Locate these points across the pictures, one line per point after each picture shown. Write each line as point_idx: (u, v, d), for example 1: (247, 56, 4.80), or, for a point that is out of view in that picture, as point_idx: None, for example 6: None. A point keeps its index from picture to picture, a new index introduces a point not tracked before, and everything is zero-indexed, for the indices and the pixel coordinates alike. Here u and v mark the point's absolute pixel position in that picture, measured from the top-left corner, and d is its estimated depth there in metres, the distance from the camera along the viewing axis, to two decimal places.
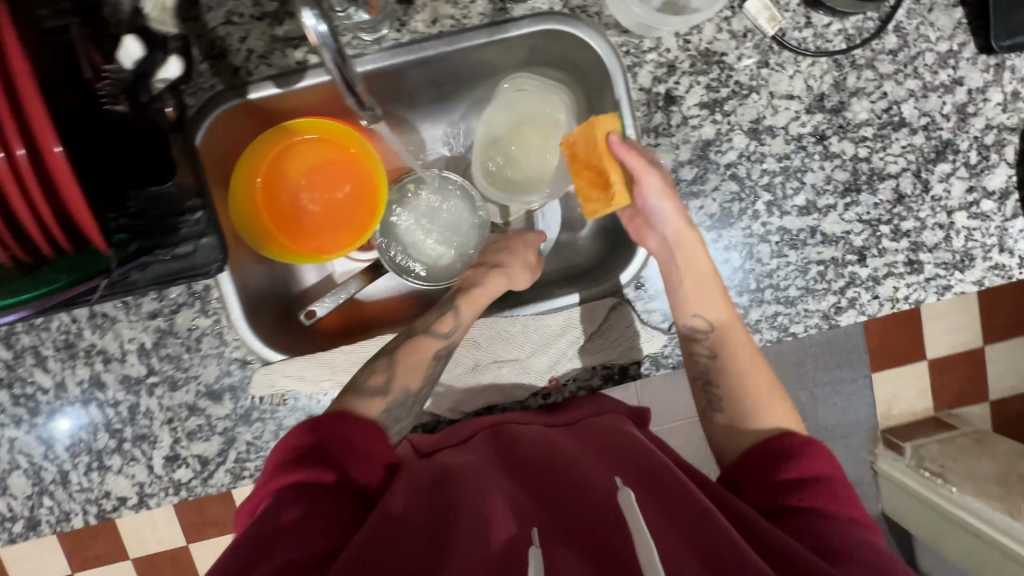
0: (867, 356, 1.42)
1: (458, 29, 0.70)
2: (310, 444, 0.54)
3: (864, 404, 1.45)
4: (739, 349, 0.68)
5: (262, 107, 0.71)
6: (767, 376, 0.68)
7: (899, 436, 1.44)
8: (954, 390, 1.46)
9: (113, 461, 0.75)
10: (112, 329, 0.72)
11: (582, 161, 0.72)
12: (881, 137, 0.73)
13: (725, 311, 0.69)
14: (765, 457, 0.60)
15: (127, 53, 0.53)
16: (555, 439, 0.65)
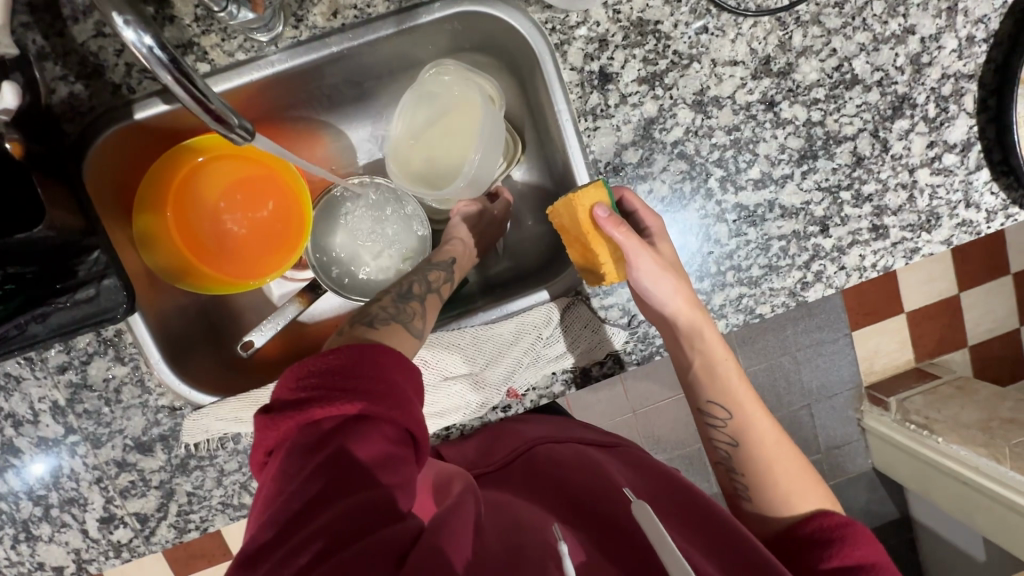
0: (846, 314, 1.40)
1: (363, 20, 0.63)
2: (347, 365, 0.48)
3: (846, 362, 1.43)
4: (761, 435, 0.66)
5: (153, 126, 0.64)
6: (798, 465, 0.66)
7: (883, 391, 1.42)
8: (934, 340, 1.45)
9: (42, 530, 0.68)
10: (19, 389, 0.65)
11: (572, 235, 0.66)
12: (834, 98, 0.68)
13: (742, 400, 0.67)
14: (808, 545, 0.59)
15: None
16: (597, 458, 0.67)
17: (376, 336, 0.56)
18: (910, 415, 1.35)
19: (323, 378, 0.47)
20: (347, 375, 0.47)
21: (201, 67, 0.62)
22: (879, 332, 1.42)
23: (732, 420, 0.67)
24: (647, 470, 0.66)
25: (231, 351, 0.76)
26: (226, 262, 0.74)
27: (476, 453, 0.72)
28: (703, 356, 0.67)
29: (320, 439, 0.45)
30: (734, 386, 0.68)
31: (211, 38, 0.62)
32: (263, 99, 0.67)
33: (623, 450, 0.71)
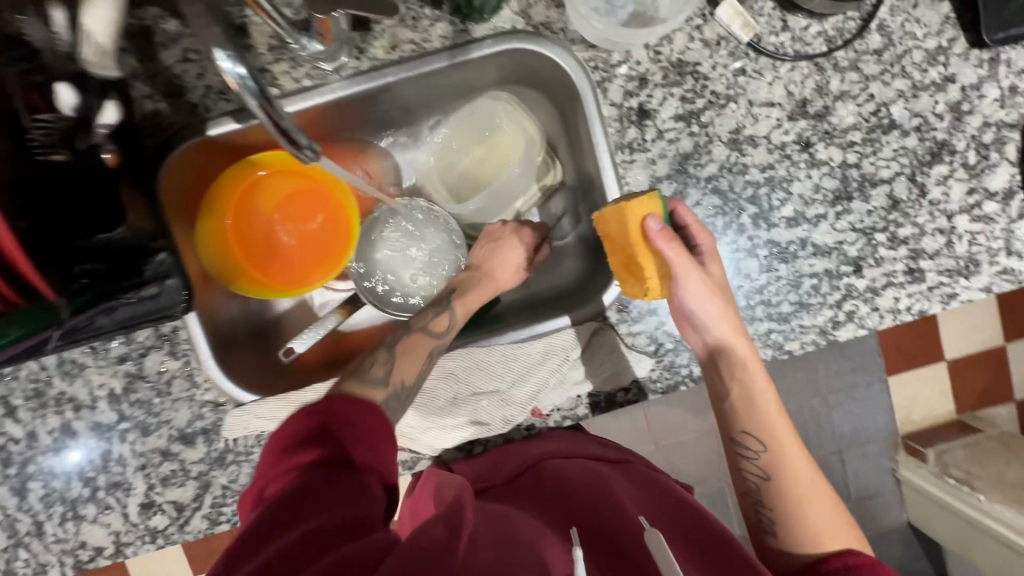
0: (880, 359, 1.36)
1: (419, 53, 0.68)
2: (325, 438, 0.49)
3: (881, 410, 1.37)
4: (795, 473, 0.66)
5: (224, 143, 0.70)
6: (829, 504, 0.66)
7: (920, 442, 1.36)
8: (976, 392, 1.39)
9: (88, 510, 0.73)
10: (82, 375, 0.70)
11: (616, 248, 0.66)
12: (870, 141, 0.69)
13: (779, 432, 0.67)
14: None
15: (64, 100, 0.53)
16: (611, 479, 0.66)
17: (396, 346, 0.65)
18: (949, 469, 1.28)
19: (304, 431, 0.49)
20: (332, 435, 0.49)
21: (270, 91, 0.68)
22: (918, 381, 1.37)
23: (765, 455, 0.67)
24: (663, 495, 0.65)
25: (273, 355, 0.80)
26: (282, 272, 0.79)
27: (488, 468, 0.72)
28: (741, 387, 0.67)
29: (290, 488, 0.46)
30: (773, 414, 0.68)
31: (281, 66, 0.67)
32: (325, 119, 0.73)
33: (639, 470, 0.70)
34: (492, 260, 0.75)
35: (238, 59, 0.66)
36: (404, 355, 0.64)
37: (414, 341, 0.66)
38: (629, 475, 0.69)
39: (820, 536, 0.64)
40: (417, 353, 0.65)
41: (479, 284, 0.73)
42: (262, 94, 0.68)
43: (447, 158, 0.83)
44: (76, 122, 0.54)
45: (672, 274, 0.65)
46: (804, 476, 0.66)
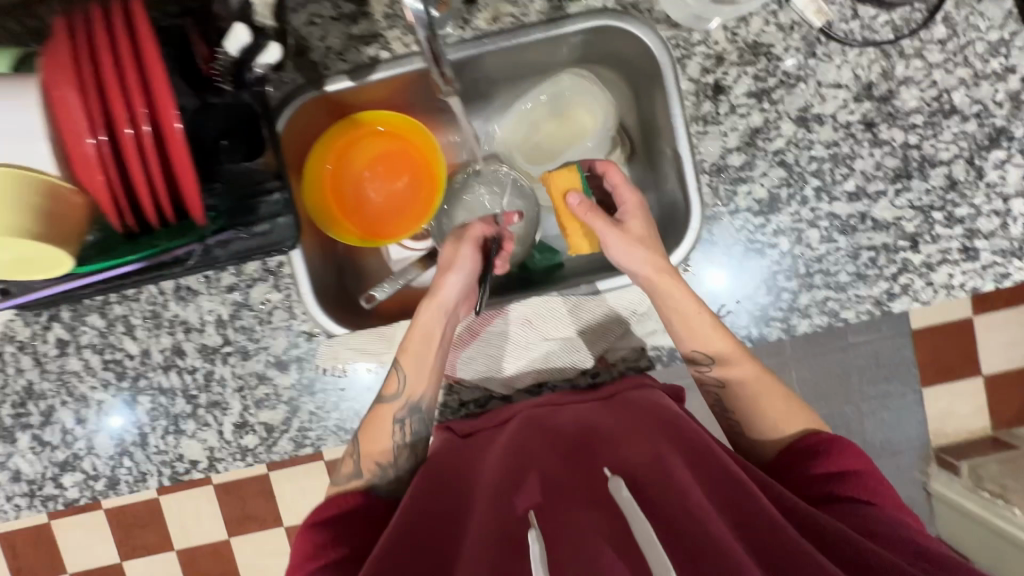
0: (915, 369, 1.36)
1: (518, 25, 0.76)
2: (343, 534, 0.67)
3: (914, 422, 1.37)
4: (748, 376, 0.74)
5: (336, 99, 0.78)
6: (779, 390, 0.74)
7: (953, 455, 1.36)
8: (1014, 406, 1.39)
9: (188, 426, 0.80)
10: (194, 301, 0.78)
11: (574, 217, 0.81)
12: (931, 124, 0.74)
13: (724, 343, 0.73)
14: (794, 458, 0.69)
15: (235, 39, 0.59)
16: (602, 424, 0.72)
17: (365, 430, 0.74)
18: (983, 482, 1.28)
19: (341, 533, 0.66)
20: (342, 538, 0.66)
21: (382, 55, 0.76)
22: (951, 393, 1.37)
23: (716, 365, 0.74)
24: (657, 422, 0.69)
25: (354, 298, 0.87)
26: (366, 220, 0.87)
27: (483, 418, 0.79)
28: (681, 313, 0.73)
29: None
30: (705, 325, 0.72)
31: (393, 32, 0.75)
32: (414, 90, 0.81)
33: (630, 397, 0.75)
34: (443, 286, 0.75)
35: (356, 24, 0.75)
36: (369, 434, 0.74)
37: (380, 411, 0.74)
38: (619, 409, 0.74)
39: (784, 426, 0.73)
40: (382, 424, 0.74)
41: (421, 329, 0.75)
42: (374, 56, 0.76)
43: (533, 129, 0.90)
44: (235, 66, 0.63)
45: (600, 240, 0.75)
46: (752, 373, 0.74)
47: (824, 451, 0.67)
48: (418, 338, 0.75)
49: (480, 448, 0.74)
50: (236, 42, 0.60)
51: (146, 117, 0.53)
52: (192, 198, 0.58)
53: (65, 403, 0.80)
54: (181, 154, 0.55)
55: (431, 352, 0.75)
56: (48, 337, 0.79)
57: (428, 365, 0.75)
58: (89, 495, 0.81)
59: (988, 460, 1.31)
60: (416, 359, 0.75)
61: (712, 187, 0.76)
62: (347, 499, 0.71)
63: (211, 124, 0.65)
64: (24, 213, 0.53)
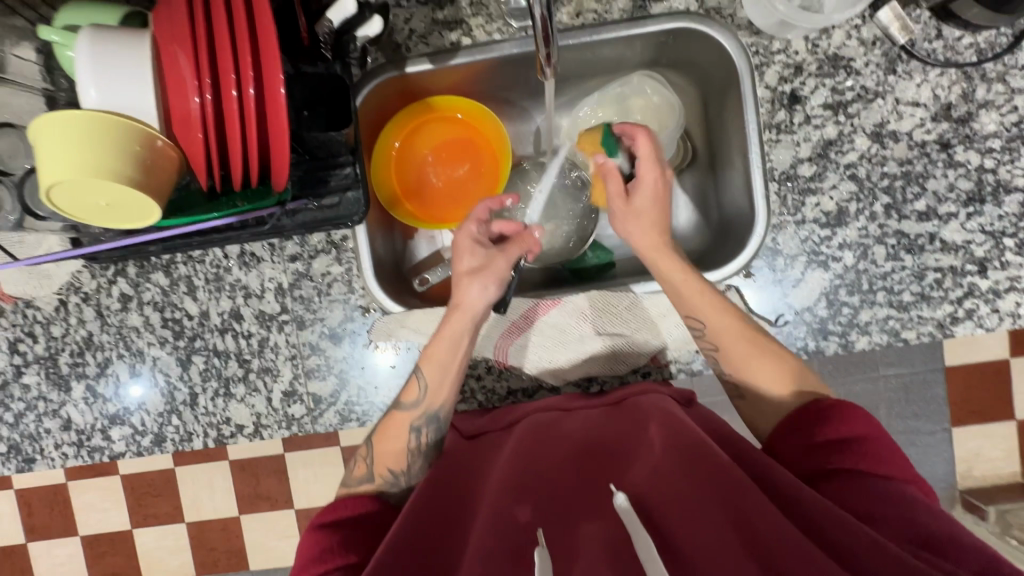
0: (948, 407, 1.29)
1: (599, 22, 0.77)
2: (351, 539, 0.65)
3: (942, 460, 1.30)
4: (737, 340, 0.73)
5: (413, 81, 0.80)
6: (770, 348, 0.73)
7: (979, 498, 1.28)
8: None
9: (237, 390, 0.81)
10: (257, 267, 0.79)
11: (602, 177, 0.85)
12: (1009, 149, 0.74)
13: (714, 308, 0.72)
14: (803, 422, 0.67)
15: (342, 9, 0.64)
16: (607, 434, 0.72)
17: (377, 433, 0.74)
18: (1011, 530, 1.21)
19: (351, 538, 0.66)
20: (352, 543, 0.65)
21: (464, 41, 0.77)
22: (985, 434, 1.30)
23: (707, 329, 0.73)
24: (658, 425, 0.68)
25: (407, 279, 0.88)
26: (425, 202, 0.87)
27: (489, 417, 0.79)
28: (671, 285, 0.74)
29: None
30: (699, 288, 0.73)
31: (477, 19, 0.77)
32: (485, 76, 0.82)
33: (636, 402, 0.74)
34: (465, 294, 0.75)
35: (442, 10, 0.76)
36: (384, 438, 0.74)
37: (394, 419, 0.74)
38: (625, 416, 0.73)
39: (782, 385, 0.71)
40: (396, 433, 0.74)
41: (447, 337, 0.74)
42: (456, 41, 0.77)
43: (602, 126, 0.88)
44: (335, 38, 0.67)
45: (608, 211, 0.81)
46: (743, 337, 0.73)
47: (825, 417, 0.65)
48: (446, 343, 0.74)
49: (486, 452, 0.76)
50: (340, 14, 0.64)
51: (252, 79, 0.55)
52: (280, 163, 0.60)
53: (122, 356, 0.82)
54: (279, 118, 0.56)
55: (455, 358, 0.74)
56: (112, 291, 0.81)
57: (449, 373, 0.74)
58: (134, 450, 0.82)
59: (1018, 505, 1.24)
60: (440, 369, 0.74)
61: (779, 196, 0.76)
62: (356, 505, 0.70)
63: (295, 96, 0.67)
64: (124, 160, 0.55)
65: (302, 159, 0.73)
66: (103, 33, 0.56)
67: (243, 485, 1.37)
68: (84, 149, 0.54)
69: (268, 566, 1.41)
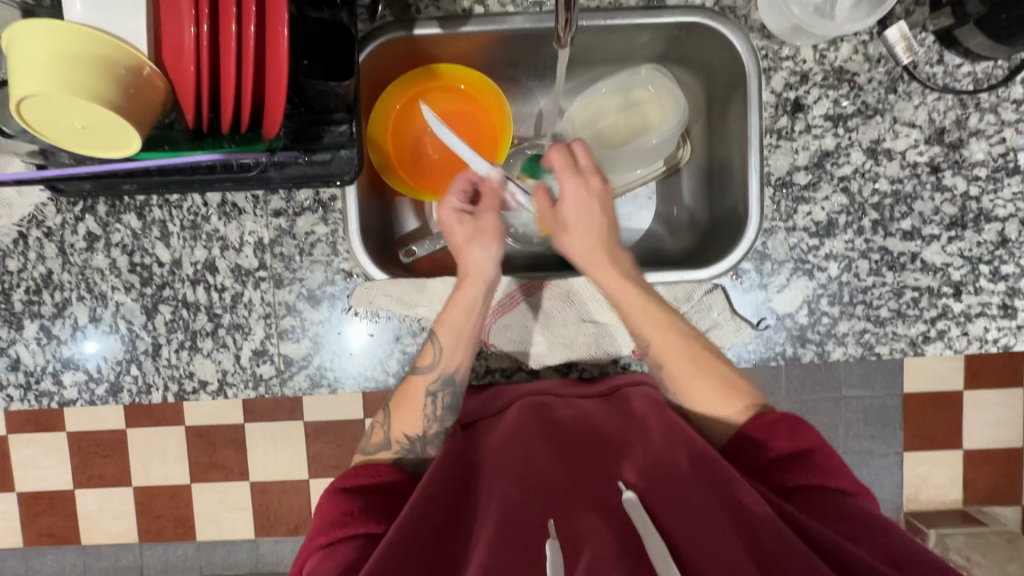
0: (902, 431, 1.33)
1: (614, 6, 0.76)
2: (374, 506, 0.66)
3: (890, 481, 1.34)
4: (683, 354, 0.72)
5: (420, 44, 0.77)
6: (720, 375, 0.72)
7: (923, 521, 1.32)
8: (988, 486, 1.35)
9: (205, 344, 0.77)
10: (237, 219, 0.76)
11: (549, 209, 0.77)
12: (994, 179, 0.76)
13: (658, 324, 0.72)
14: (783, 441, 0.68)
15: None
16: (602, 424, 0.72)
17: (395, 400, 0.73)
18: (949, 552, 1.25)
19: (373, 503, 0.66)
20: (374, 509, 0.65)
21: (476, 9, 0.75)
22: (932, 460, 1.34)
23: (650, 348, 0.73)
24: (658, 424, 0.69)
25: (392, 249, 0.85)
26: (424, 176, 0.86)
27: (481, 402, 0.77)
28: (610, 295, 0.73)
29: (357, 549, 0.61)
30: (653, 315, 0.72)
31: None
32: (492, 49, 0.80)
33: (633, 395, 0.74)
34: (481, 263, 0.73)
35: None
36: (400, 410, 0.73)
37: (412, 384, 0.72)
38: (618, 409, 0.74)
39: (729, 408, 0.72)
40: (414, 399, 0.72)
41: (463, 304, 0.73)
42: (468, 9, 0.75)
43: (604, 113, 0.87)
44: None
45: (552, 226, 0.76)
46: (687, 357, 0.72)
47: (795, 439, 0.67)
48: (461, 310, 0.73)
49: (483, 437, 0.74)
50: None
51: (255, 17, 0.52)
52: (275, 110, 0.57)
53: (82, 298, 0.77)
54: (279, 60, 0.54)
55: (470, 324, 0.73)
56: (78, 228, 0.76)
57: (464, 339, 0.73)
58: (86, 398, 0.78)
59: (957, 530, 1.28)
60: (454, 333, 0.72)
61: (774, 201, 0.77)
62: (380, 472, 0.70)
63: (295, 41, 0.64)
64: (90, 69, 0.51)
65: (296, 110, 0.70)
66: None
67: (196, 452, 1.32)
68: (60, 61, 0.50)
69: (212, 538, 1.35)
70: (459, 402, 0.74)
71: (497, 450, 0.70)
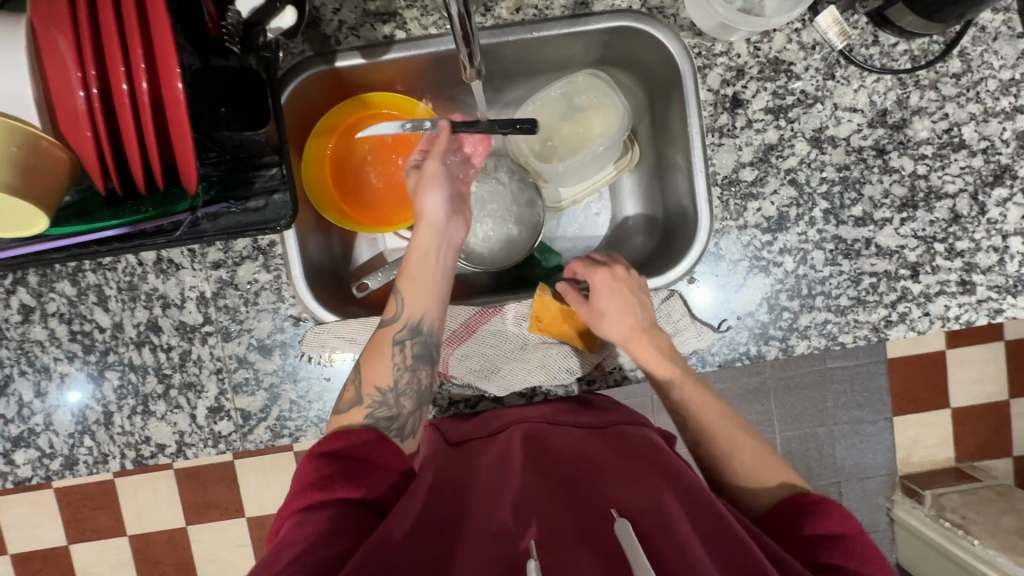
0: (890, 397, 1.33)
1: (540, 18, 0.74)
2: (351, 470, 0.60)
3: (883, 447, 1.33)
4: (725, 429, 0.72)
5: (345, 75, 0.75)
6: (763, 451, 0.70)
7: (918, 483, 1.32)
8: (978, 441, 1.36)
9: (157, 407, 0.75)
10: (176, 275, 0.74)
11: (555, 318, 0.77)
12: (940, 156, 0.75)
13: (700, 395, 0.73)
14: (790, 511, 0.64)
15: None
16: (596, 451, 0.67)
17: (359, 370, 0.69)
18: (944, 511, 1.25)
19: (351, 469, 0.60)
20: (355, 472, 0.60)
21: (398, 34, 0.73)
22: (920, 423, 1.34)
23: (689, 418, 0.73)
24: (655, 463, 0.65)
25: (345, 287, 0.83)
26: (368, 205, 0.83)
27: (473, 424, 0.76)
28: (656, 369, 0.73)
29: (330, 521, 0.56)
30: (691, 381, 0.73)
31: (412, 12, 0.72)
32: (420, 73, 0.78)
33: (627, 432, 0.71)
34: (425, 206, 0.73)
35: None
36: (371, 359, 0.69)
37: (380, 338, 0.70)
38: (612, 440, 0.70)
39: (770, 474, 0.68)
40: (383, 350, 0.69)
41: (417, 252, 0.73)
42: (389, 35, 0.73)
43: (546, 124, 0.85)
44: (243, 27, 0.61)
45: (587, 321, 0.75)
46: (730, 427, 0.72)
47: (810, 509, 0.63)
48: (416, 260, 0.73)
49: (472, 456, 0.69)
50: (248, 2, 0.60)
51: (145, 71, 0.49)
52: (186, 163, 0.54)
53: (24, 373, 0.74)
54: (178, 112, 0.51)
55: (429, 271, 0.72)
56: (11, 302, 0.74)
57: (427, 285, 0.72)
58: (42, 474, 0.75)
59: (950, 489, 1.28)
60: (415, 281, 0.72)
61: (722, 201, 0.75)
62: (360, 436, 0.63)
63: (207, 90, 0.60)
64: None
65: (221, 158, 0.67)
66: None
67: (182, 495, 1.29)
68: None
69: None
70: (430, 351, 0.71)
71: (485, 479, 0.65)
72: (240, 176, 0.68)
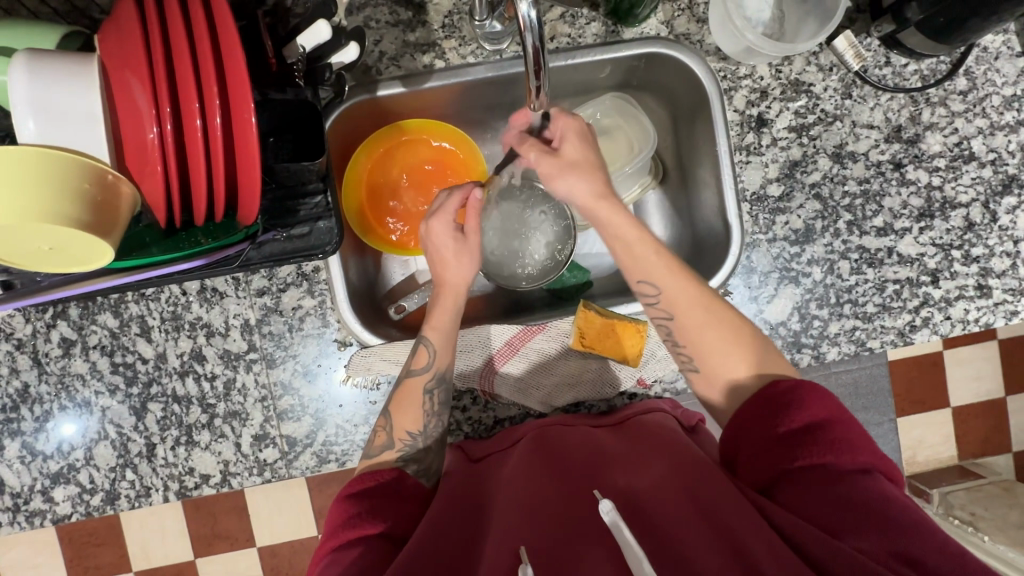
0: (894, 399, 1.36)
1: (573, 47, 0.77)
2: (380, 507, 0.60)
3: (891, 448, 1.36)
4: (703, 333, 0.67)
5: (386, 103, 0.77)
6: (732, 356, 0.65)
7: (925, 482, 1.35)
8: (980, 439, 1.40)
9: (201, 437, 0.75)
10: (220, 303, 0.74)
11: (599, 333, 0.77)
12: (952, 168, 0.79)
13: (685, 297, 0.67)
14: (766, 406, 0.60)
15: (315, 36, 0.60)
16: (606, 444, 0.70)
17: (393, 416, 0.69)
18: (953, 509, 1.29)
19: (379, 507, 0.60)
20: (382, 510, 0.60)
21: (438, 63, 0.75)
22: (925, 422, 1.37)
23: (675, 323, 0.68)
24: (655, 443, 0.68)
25: (383, 308, 0.84)
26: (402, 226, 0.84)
27: (494, 441, 0.77)
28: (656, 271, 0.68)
29: (356, 560, 0.55)
30: (693, 290, 0.68)
31: (451, 42, 0.75)
32: (457, 100, 0.80)
33: (641, 424, 0.73)
34: (454, 269, 0.72)
35: (414, 31, 0.74)
36: (401, 407, 0.69)
37: (408, 388, 0.70)
38: (624, 434, 0.73)
39: (723, 369, 0.65)
40: (411, 402, 0.69)
41: (443, 303, 0.72)
42: (429, 64, 0.75)
43: None
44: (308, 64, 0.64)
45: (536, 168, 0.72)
46: (725, 332, 0.66)
47: (789, 402, 0.58)
48: (444, 311, 0.72)
49: (496, 466, 0.72)
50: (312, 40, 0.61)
51: (219, 108, 0.50)
52: (250, 195, 0.55)
53: (65, 408, 0.74)
54: (250, 146, 0.52)
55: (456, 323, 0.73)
56: (51, 335, 0.73)
57: (453, 341, 0.72)
58: (81, 510, 0.74)
59: (957, 487, 1.32)
60: (444, 334, 0.72)
61: (751, 216, 0.79)
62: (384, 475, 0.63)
63: (261, 119, 0.62)
64: (51, 192, 0.49)
65: (267, 187, 0.67)
66: (40, 58, 0.51)
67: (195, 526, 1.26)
68: (23, 191, 0.48)
69: None
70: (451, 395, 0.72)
71: (502, 477, 0.67)
72: (283, 203, 0.69)
